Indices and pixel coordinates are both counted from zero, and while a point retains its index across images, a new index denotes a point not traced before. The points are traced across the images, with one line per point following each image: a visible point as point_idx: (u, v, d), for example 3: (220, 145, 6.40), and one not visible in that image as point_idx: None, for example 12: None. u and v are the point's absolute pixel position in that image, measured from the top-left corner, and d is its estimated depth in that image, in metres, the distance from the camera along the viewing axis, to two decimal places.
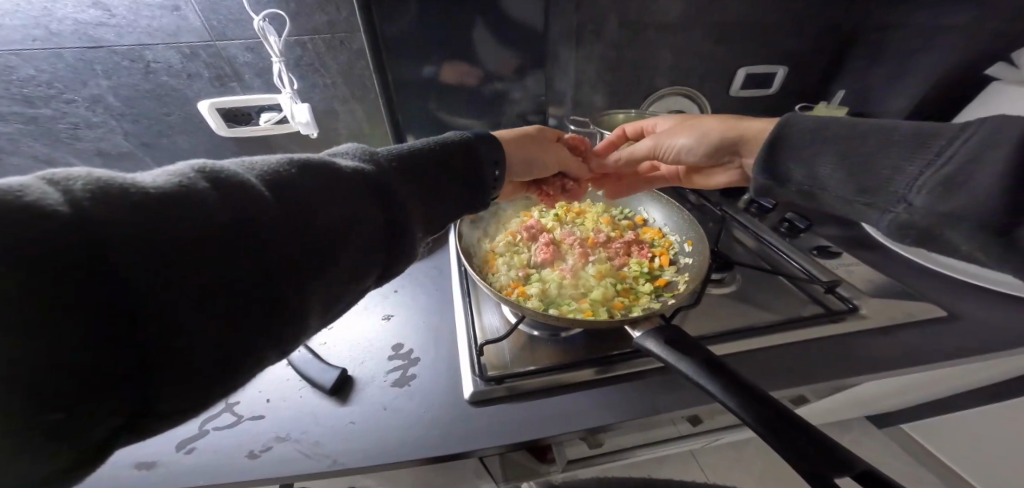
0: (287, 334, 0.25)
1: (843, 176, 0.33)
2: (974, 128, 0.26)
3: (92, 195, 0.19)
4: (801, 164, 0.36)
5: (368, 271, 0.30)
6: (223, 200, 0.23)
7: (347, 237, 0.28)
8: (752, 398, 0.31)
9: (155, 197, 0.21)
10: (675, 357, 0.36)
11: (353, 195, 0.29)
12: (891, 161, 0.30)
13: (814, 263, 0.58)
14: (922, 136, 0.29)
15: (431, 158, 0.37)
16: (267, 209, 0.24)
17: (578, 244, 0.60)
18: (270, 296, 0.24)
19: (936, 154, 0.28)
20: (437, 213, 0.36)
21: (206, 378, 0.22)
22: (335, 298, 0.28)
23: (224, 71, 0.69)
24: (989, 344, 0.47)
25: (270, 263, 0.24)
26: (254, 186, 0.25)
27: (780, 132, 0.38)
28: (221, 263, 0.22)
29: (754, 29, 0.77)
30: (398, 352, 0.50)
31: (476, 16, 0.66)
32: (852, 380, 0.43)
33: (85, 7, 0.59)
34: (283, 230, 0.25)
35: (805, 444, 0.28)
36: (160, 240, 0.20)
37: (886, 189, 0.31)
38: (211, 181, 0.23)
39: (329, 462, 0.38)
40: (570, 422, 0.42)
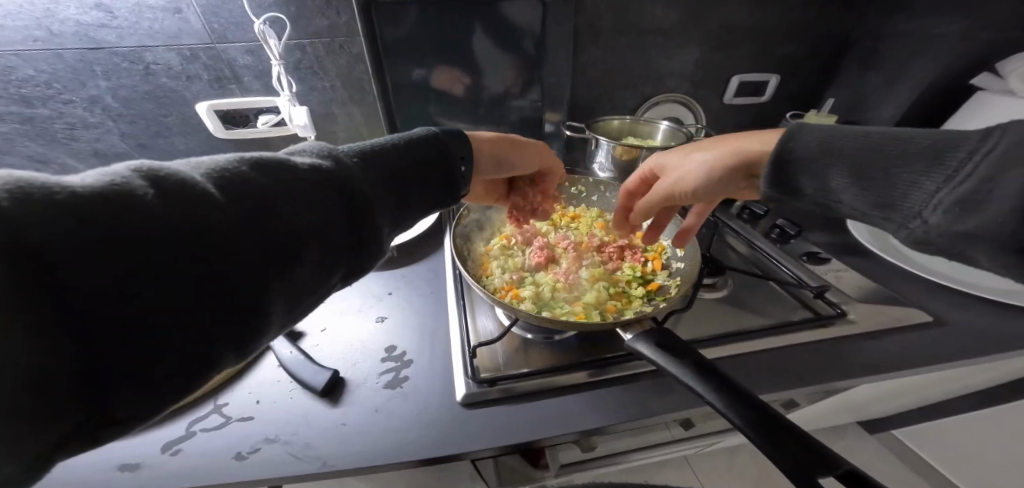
0: (245, 333, 0.25)
1: (858, 189, 0.32)
2: (996, 136, 0.24)
3: (15, 200, 0.18)
4: (811, 177, 0.35)
5: (331, 268, 0.30)
6: (165, 200, 0.22)
7: (306, 235, 0.28)
8: (740, 400, 0.31)
9: (88, 197, 0.20)
10: (667, 358, 0.36)
11: (312, 194, 0.29)
12: (907, 176, 0.29)
13: (805, 268, 0.59)
14: (942, 148, 0.27)
15: (396, 155, 0.37)
16: (217, 211, 0.24)
17: (572, 248, 0.61)
18: (224, 293, 0.24)
19: (954, 169, 0.26)
20: (404, 210, 0.37)
21: (160, 380, 0.21)
22: (297, 296, 0.28)
23: (224, 74, 0.69)
24: (975, 350, 0.47)
25: (223, 260, 0.23)
26: (200, 187, 0.24)
27: (782, 145, 0.37)
28: (167, 266, 0.21)
29: (747, 38, 0.78)
30: (392, 354, 0.50)
31: (475, 22, 0.68)
32: (841, 384, 0.44)
33: (87, 8, 0.60)
34: (235, 228, 0.24)
35: (788, 448, 0.28)
36: (96, 244, 0.19)
37: (902, 205, 0.29)
38: (152, 183, 0.22)
39: (319, 464, 0.38)
40: (562, 425, 0.42)
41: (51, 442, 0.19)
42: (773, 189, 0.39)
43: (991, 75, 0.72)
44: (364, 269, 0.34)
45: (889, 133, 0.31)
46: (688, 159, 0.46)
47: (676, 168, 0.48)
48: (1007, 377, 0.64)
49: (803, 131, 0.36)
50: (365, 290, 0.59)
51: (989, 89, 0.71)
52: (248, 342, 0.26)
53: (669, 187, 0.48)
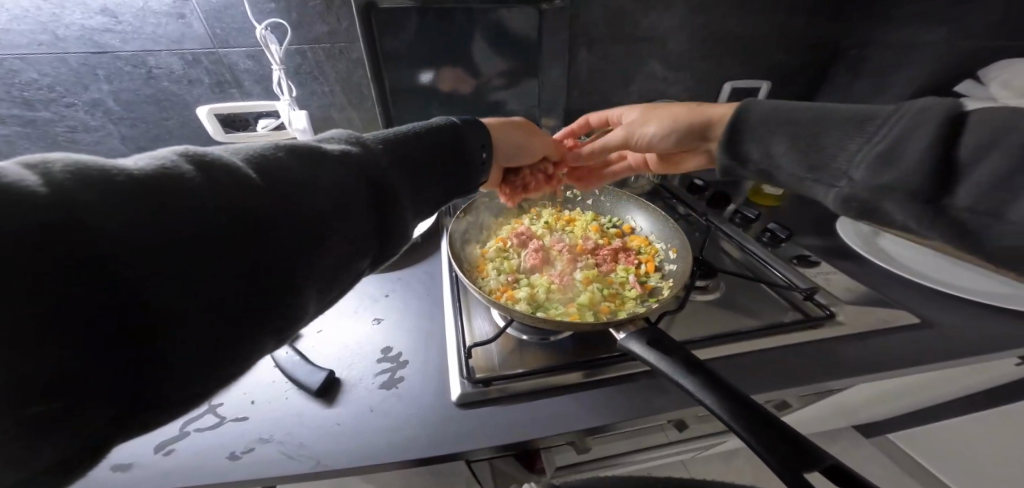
0: (282, 315, 0.25)
1: (797, 154, 0.37)
2: (904, 109, 0.31)
3: (75, 179, 0.18)
4: (759, 144, 0.41)
5: (359, 254, 0.31)
6: (211, 183, 0.23)
7: (339, 220, 0.28)
8: (732, 399, 0.32)
9: (141, 180, 0.20)
10: (659, 357, 0.37)
11: (342, 181, 0.29)
12: (835, 140, 0.34)
13: (795, 270, 0.60)
14: (860, 117, 0.33)
15: (416, 146, 0.38)
16: (256, 194, 0.24)
17: (567, 250, 0.62)
18: (263, 274, 0.24)
19: (873, 132, 0.32)
20: (424, 197, 0.38)
21: (200, 362, 0.21)
22: (328, 279, 0.28)
23: (225, 78, 0.70)
24: (961, 350, 0.48)
25: (262, 242, 0.24)
26: (240, 171, 0.25)
27: (740, 117, 0.42)
28: (212, 246, 0.22)
29: (739, 46, 0.80)
30: (388, 355, 0.50)
31: (472, 29, 0.69)
32: (830, 385, 0.45)
33: (93, 13, 0.61)
34: (273, 211, 0.25)
35: (785, 446, 0.28)
36: (150, 222, 0.19)
37: (831, 165, 0.35)
38: (196, 166, 0.23)
39: (312, 464, 0.38)
40: (556, 426, 0.42)
41: (101, 427, 0.19)
42: (731, 160, 0.44)
43: (974, 83, 0.74)
44: (389, 255, 0.34)
45: (816, 106, 0.37)
46: (649, 117, 0.53)
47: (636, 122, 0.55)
48: (996, 379, 0.64)
49: (756, 104, 0.41)
50: (361, 292, 0.60)
51: (972, 97, 0.73)
52: (283, 325, 0.26)
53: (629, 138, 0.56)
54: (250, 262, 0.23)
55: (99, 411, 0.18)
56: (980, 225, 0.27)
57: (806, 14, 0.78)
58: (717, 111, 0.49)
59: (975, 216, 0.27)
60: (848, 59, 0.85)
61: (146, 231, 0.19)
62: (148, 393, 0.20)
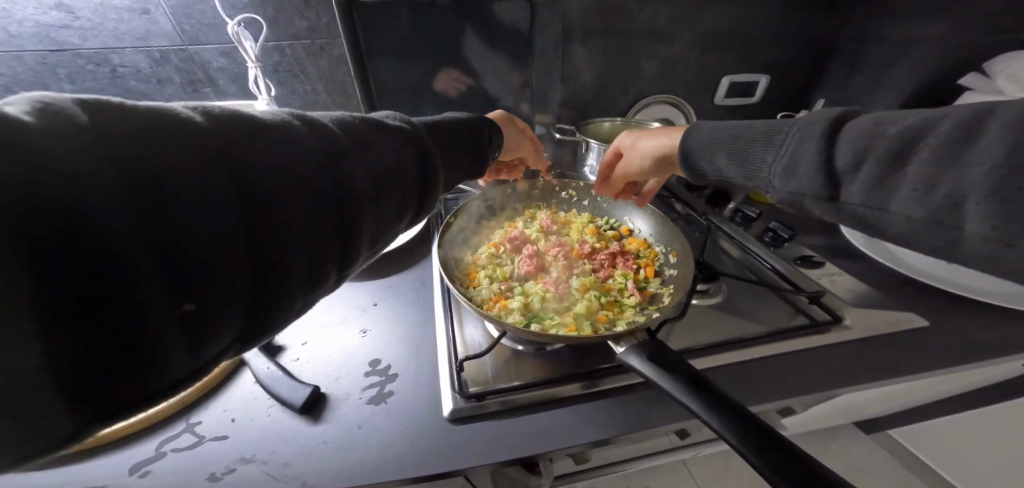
0: (347, 267, 0.27)
1: (735, 165, 0.38)
2: (802, 122, 0.31)
3: (216, 121, 0.20)
4: (706, 161, 0.42)
5: (408, 215, 0.32)
6: (309, 132, 0.25)
7: (399, 185, 0.30)
8: (735, 417, 0.30)
9: (259, 123, 0.22)
10: (658, 374, 0.35)
11: (403, 144, 0.31)
12: (758, 154, 0.35)
13: (798, 272, 0.58)
14: (772, 129, 0.34)
15: (453, 129, 0.40)
16: (342, 145, 0.26)
17: (563, 255, 0.59)
18: (345, 216, 0.25)
19: (780, 144, 0.32)
20: (459, 166, 0.40)
21: (290, 291, 0.23)
22: (381, 237, 0.30)
23: (197, 77, 0.67)
24: (968, 355, 0.47)
25: (347, 187, 0.26)
26: (329, 124, 0.27)
27: (683, 144, 0.44)
28: (311, 196, 0.23)
29: (737, 39, 0.77)
30: (376, 368, 0.48)
31: (458, 24, 0.66)
32: (838, 392, 0.43)
33: (48, 8, 0.57)
34: (355, 163, 0.27)
35: (799, 475, 0.26)
36: (269, 167, 0.21)
37: (760, 176, 0.34)
38: (300, 121, 0.25)
39: (298, 485, 0.36)
40: (555, 440, 0.40)
41: (214, 352, 0.20)
42: (689, 174, 0.45)
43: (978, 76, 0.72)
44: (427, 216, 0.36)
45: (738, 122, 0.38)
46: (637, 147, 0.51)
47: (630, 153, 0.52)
48: (1000, 377, 0.63)
49: (699, 126, 0.43)
50: (347, 301, 0.57)
51: (978, 90, 0.70)
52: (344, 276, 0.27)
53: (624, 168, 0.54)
54: (337, 203, 0.25)
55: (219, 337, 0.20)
56: (874, 221, 0.26)
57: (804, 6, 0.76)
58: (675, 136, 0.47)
59: (866, 213, 0.26)
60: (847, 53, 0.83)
61: (267, 173, 0.21)
62: (248, 328, 0.21)
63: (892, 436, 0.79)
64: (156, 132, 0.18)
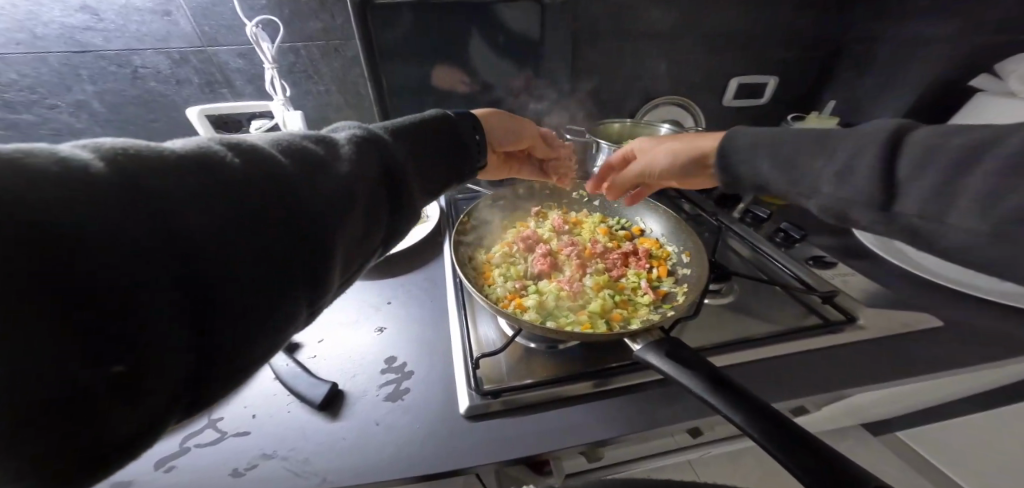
0: (318, 291, 0.26)
1: (776, 170, 0.37)
2: (854, 133, 0.32)
3: (127, 159, 0.19)
4: (744, 167, 0.40)
5: (373, 235, 0.32)
6: (244, 162, 0.24)
7: (362, 200, 0.29)
8: (758, 412, 0.30)
9: (181, 157, 0.21)
10: (677, 370, 0.35)
11: (360, 163, 0.30)
12: (805, 159, 0.35)
13: (811, 272, 0.58)
14: (821, 138, 0.34)
15: (421, 134, 0.39)
16: (287, 174, 0.25)
17: (576, 254, 0.60)
18: (298, 245, 0.24)
19: (834, 151, 0.32)
20: (432, 176, 0.39)
21: (248, 332, 0.22)
22: (349, 257, 0.30)
23: (215, 77, 0.67)
24: (984, 355, 0.47)
25: (296, 214, 0.25)
26: (269, 153, 0.25)
27: (721, 145, 0.42)
28: (254, 224, 0.22)
29: (746, 41, 0.78)
30: (391, 365, 0.48)
31: (471, 26, 0.66)
32: (853, 391, 0.43)
33: (73, 10, 0.57)
34: (303, 191, 0.25)
35: (822, 468, 0.26)
36: (199, 200, 0.20)
37: (804, 182, 0.35)
38: (233, 149, 0.24)
39: (319, 480, 0.36)
40: (570, 436, 0.41)
41: (164, 404, 0.19)
42: (725, 180, 0.43)
43: (990, 77, 0.72)
44: (401, 233, 0.35)
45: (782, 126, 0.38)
46: (659, 145, 0.50)
47: (648, 151, 0.51)
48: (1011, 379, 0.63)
49: (737, 133, 0.41)
50: (362, 300, 0.57)
51: (989, 90, 0.71)
52: (315, 303, 0.27)
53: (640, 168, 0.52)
54: (286, 233, 0.24)
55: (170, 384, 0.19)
56: (930, 234, 0.27)
57: (815, 8, 0.76)
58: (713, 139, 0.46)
59: (921, 226, 0.27)
60: (856, 54, 0.83)
61: (198, 208, 0.20)
62: (205, 370, 0.21)
63: (899, 437, 0.79)
64: (56, 180, 0.16)
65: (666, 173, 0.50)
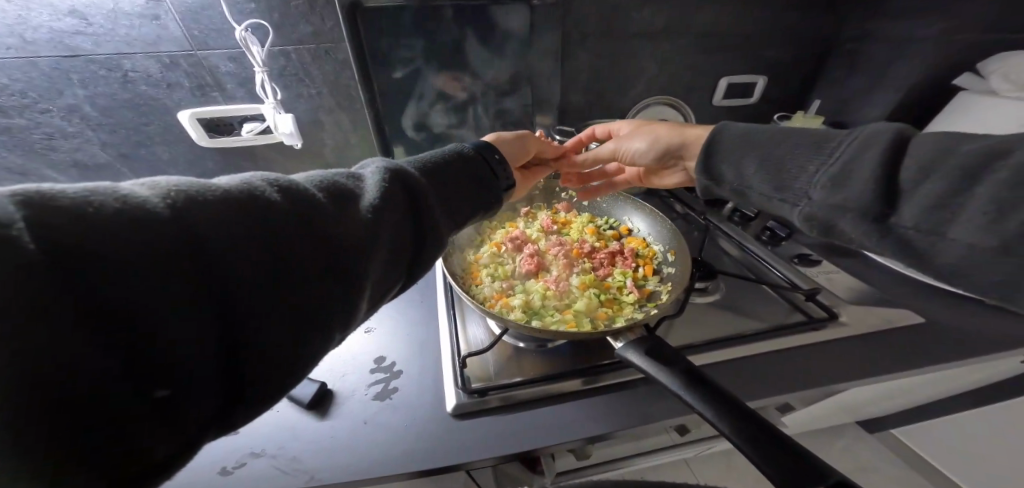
0: (340, 329, 0.26)
1: (762, 172, 0.37)
2: (854, 134, 0.32)
3: (175, 199, 0.21)
4: (730, 165, 0.40)
5: (404, 269, 0.32)
6: (282, 199, 0.25)
7: (385, 239, 0.29)
8: (730, 409, 0.31)
9: (226, 195, 0.23)
10: (657, 368, 0.36)
11: (391, 197, 0.31)
12: (797, 162, 0.35)
13: (796, 271, 0.59)
14: (820, 138, 0.34)
15: (450, 166, 0.38)
16: (319, 210, 0.26)
17: (564, 254, 0.60)
18: (326, 283, 0.25)
19: (830, 154, 0.32)
20: (465, 205, 0.38)
21: (272, 368, 0.22)
22: (374, 296, 0.29)
23: (206, 81, 0.66)
24: (967, 350, 0.48)
25: (324, 251, 0.25)
26: (306, 189, 0.27)
27: (713, 139, 0.41)
28: (277, 264, 0.23)
29: (735, 41, 0.78)
30: (381, 365, 0.49)
31: (460, 27, 0.67)
32: (837, 387, 0.44)
33: (61, 15, 0.56)
34: (332, 226, 0.26)
35: (797, 470, 0.26)
36: (227, 239, 0.21)
37: (795, 186, 0.35)
38: (273, 186, 0.25)
39: (306, 478, 0.37)
40: (557, 434, 0.41)
41: (195, 429, 0.21)
42: (706, 179, 0.43)
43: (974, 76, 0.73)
44: (431, 267, 0.34)
45: (776, 128, 0.38)
46: (639, 129, 0.53)
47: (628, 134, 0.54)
48: (999, 375, 0.64)
49: (728, 127, 0.41)
50: None
51: (973, 89, 0.72)
52: (338, 342, 0.26)
53: (617, 146, 0.55)
54: (313, 271, 0.24)
55: (190, 410, 0.20)
56: (928, 244, 0.27)
57: (802, 7, 0.76)
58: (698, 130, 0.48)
59: (919, 235, 0.27)
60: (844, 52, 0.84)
61: (224, 247, 0.21)
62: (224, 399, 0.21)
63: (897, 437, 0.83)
64: (108, 216, 0.18)
65: (642, 155, 0.53)
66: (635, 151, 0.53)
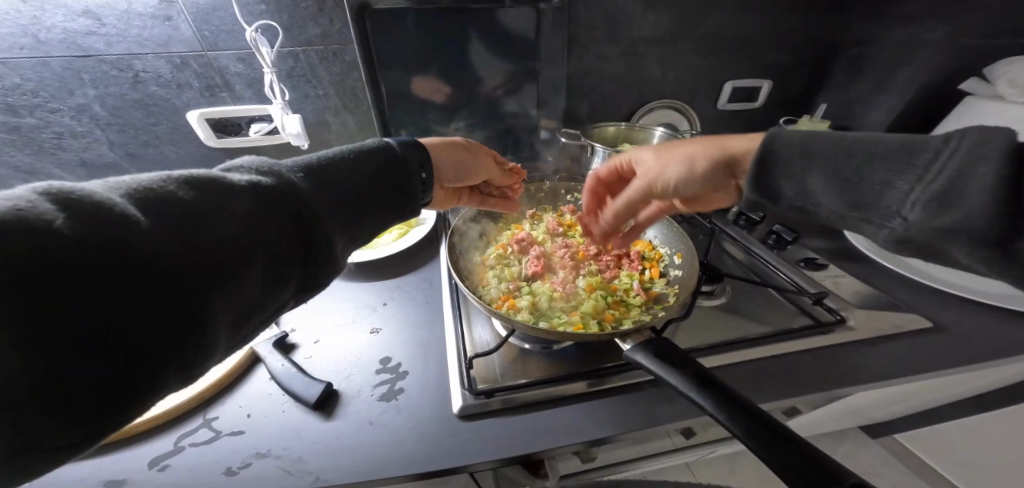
0: (192, 356, 0.23)
1: (836, 188, 0.30)
2: (956, 138, 0.25)
3: None
4: (790, 181, 0.33)
5: (281, 286, 0.29)
6: (86, 222, 0.20)
7: (254, 254, 0.27)
8: (741, 409, 0.31)
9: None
10: (664, 369, 0.36)
11: (253, 212, 0.28)
12: (878, 177, 0.29)
13: (802, 275, 0.59)
14: (908, 147, 0.28)
15: (350, 172, 0.36)
16: (150, 232, 0.22)
17: (569, 256, 0.60)
18: (162, 315, 0.22)
19: (925, 168, 0.26)
20: (363, 216, 0.36)
21: (90, 409, 0.20)
22: (240, 317, 0.27)
23: (215, 81, 0.66)
24: (975, 354, 0.48)
25: (155, 281, 0.22)
26: (124, 207, 0.22)
27: (768, 159, 0.33)
28: (99, 289, 0.20)
29: (740, 45, 0.79)
30: (386, 365, 0.49)
31: (467, 30, 0.67)
32: (846, 392, 0.44)
33: (74, 15, 0.56)
34: (169, 251, 0.23)
35: (809, 469, 0.27)
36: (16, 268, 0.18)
37: (879, 205, 0.29)
38: (69, 204, 0.20)
39: (312, 478, 0.36)
40: (563, 436, 0.41)
41: None
42: (757, 197, 0.35)
43: (978, 80, 0.73)
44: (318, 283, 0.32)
45: (851, 135, 0.30)
46: (670, 153, 0.41)
47: (652, 163, 0.43)
48: (1005, 380, 0.64)
49: (783, 135, 0.33)
50: (357, 302, 0.58)
51: (978, 94, 0.72)
52: (187, 373, 0.24)
53: (646, 182, 0.44)
54: (142, 304, 0.21)
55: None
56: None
57: (809, 11, 0.77)
58: (745, 141, 0.37)
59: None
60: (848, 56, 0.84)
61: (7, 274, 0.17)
62: (23, 444, 0.18)
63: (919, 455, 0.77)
64: None
65: (687, 183, 0.41)
66: (675, 182, 0.41)
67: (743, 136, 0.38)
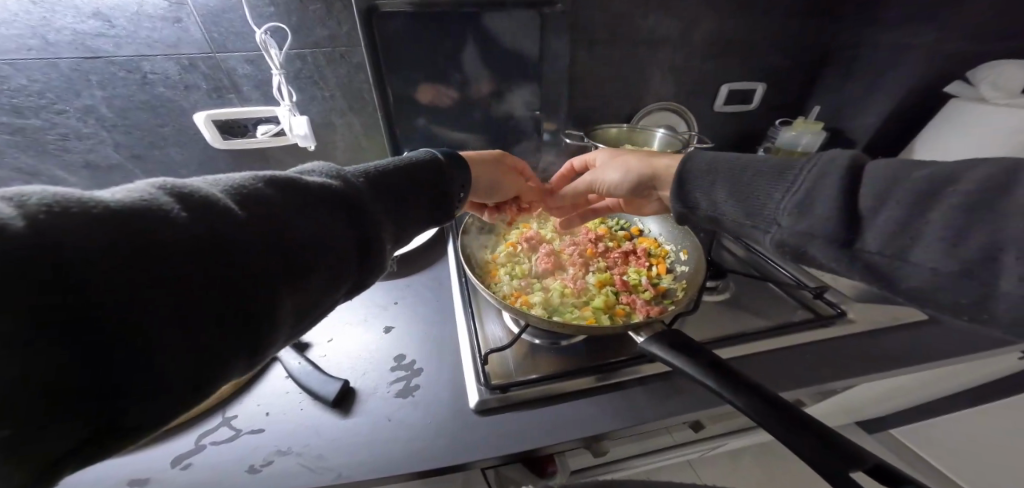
0: (256, 343, 0.24)
1: (733, 201, 0.38)
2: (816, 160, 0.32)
3: (58, 215, 0.18)
4: (703, 194, 0.41)
5: (339, 283, 0.30)
6: (189, 215, 0.23)
7: (323, 252, 0.28)
8: (760, 398, 0.32)
9: (119, 211, 0.20)
10: (682, 360, 0.37)
11: (317, 212, 0.29)
12: (763, 189, 0.35)
13: (801, 270, 0.61)
14: (783, 167, 0.35)
15: (404, 181, 0.38)
16: (236, 227, 0.24)
17: (578, 254, 0.62)
18: (235, 302, 0.23)
19: (791, 181, 0.33)
20: (407, 220, 0.37)
21: (167, 391, 0.21)
22: (301, 314, 0.28)
23: (223, 83, 0.66)
24: (967, 344, 0.50)
25: (232, 271, 0.23)
26: (221, 204, 0.24)
27: (683, 167, 0.43)
28: (194, 278, 0.21)
29: (737, 49, 0.81)
30: (401, 363, 0.49)
31: (473, 33, 0.69)
32: (847, 381, 0.45)
33: (85, 17, 0.56)
34: (246, 246, 0.24)
35: (834, 455, 0.28)
36: (127, 243, 0.20)
37: (762, 213, 0.35)
38: (179, 200, 0.23)
39: (334, 475, 0.37)
40: (576, 429, 0.42)
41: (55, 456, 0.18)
42: (680, 207, 0.43)
43: (962, 84, 0.77)
44: (369, 281, 0.33)
45: (746, 158, 0.39)
46: (613, 161, 0.53)
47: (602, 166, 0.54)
48: (995, 372, 0.66)
49: (696, 158, 0.42)
50: (368, 301, 0.58)
51: (962, 97, 0.76)
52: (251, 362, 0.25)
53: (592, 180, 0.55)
54: (220, 294, 0.22)
55: (54, 428, 0.18)
56: (889, 268, 0.28)
57: (802, 16, 0.79)
58: (670, 161, 0.47)
59: (880, 260, 0.28)
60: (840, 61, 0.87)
61: (117, 253, 0.19)
62: (112, 419, 0.19)
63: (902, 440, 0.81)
64: None
65: (617, 185, 0.52)
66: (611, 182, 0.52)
67: (670, 157, 0.48)
